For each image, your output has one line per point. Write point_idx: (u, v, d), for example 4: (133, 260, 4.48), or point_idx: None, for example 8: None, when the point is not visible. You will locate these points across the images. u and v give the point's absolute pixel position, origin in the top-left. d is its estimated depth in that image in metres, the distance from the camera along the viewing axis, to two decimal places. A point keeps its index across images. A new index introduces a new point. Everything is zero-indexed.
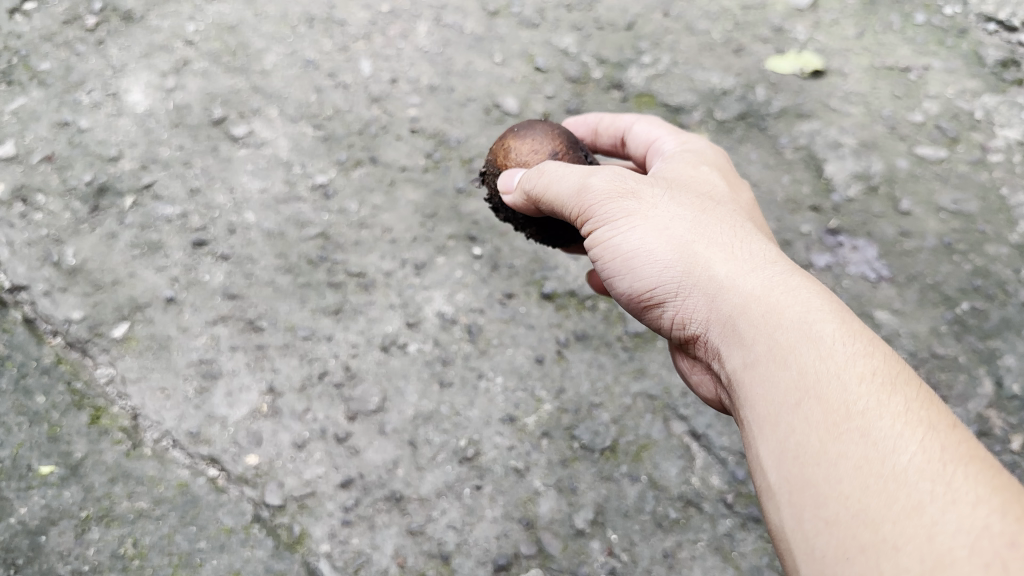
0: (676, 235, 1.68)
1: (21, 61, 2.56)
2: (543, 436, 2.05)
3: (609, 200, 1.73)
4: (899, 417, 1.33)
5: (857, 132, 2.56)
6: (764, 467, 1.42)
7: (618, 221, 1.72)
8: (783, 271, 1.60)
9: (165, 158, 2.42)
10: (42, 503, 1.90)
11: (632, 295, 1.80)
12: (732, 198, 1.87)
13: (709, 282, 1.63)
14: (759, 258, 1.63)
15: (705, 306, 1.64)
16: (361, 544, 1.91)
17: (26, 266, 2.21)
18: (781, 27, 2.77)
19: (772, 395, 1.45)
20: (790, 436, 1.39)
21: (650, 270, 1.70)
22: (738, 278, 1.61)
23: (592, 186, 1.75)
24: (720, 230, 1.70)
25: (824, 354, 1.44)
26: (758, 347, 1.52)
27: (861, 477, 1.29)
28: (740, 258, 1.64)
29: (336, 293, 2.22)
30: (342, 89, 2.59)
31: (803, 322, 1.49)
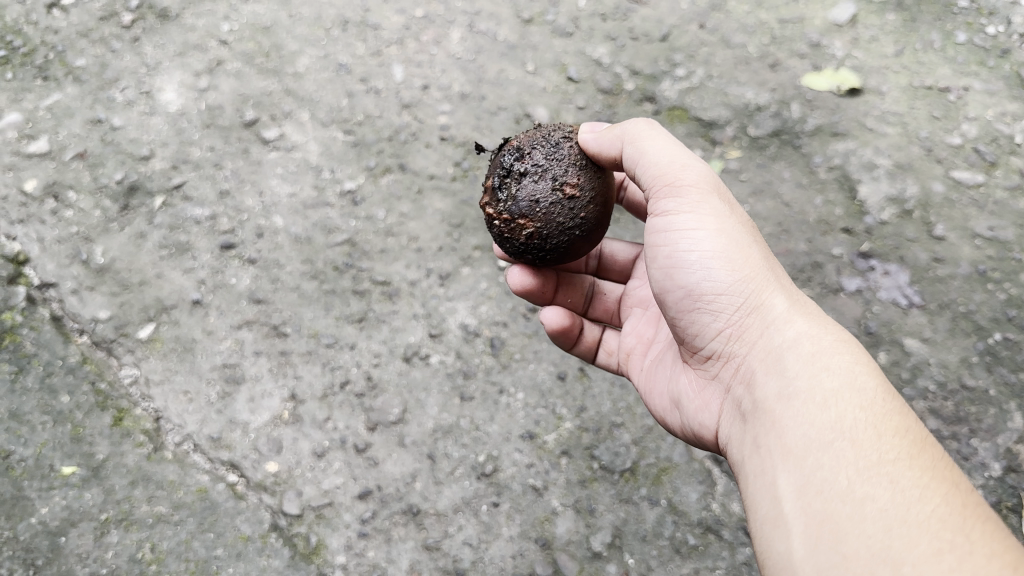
0: (755, 252, 1.64)
1: (57, 57, 2.58)
2: (562, 455, 2.04)
3: (706, 194, 1.66)
4: (926, 471, 1.31)
5: (893, 153, 2.51)
6: (782, 498, 1.38)
7: (706, 211, 1.65)
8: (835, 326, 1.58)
9: (196, 158, 2.43)
10: (64, 504, 1.92)
11: (667, 296, 1.70)
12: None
13: (768, 310, 1.59)
14: (814, 311, 1.62)
15: (756, 328, 1.58)
16: (377, 557, 1.92)
17: (56, 263, 2.23)
18: (818, 43, 2.73)
19: (805, 426, 1.41)
20: (816, 471, 1.35)
21: (713, 269, 1.61)
22: (795, 316, 1.58)
23: (693, 176, 1.68)
24: (783, 274, 1.68)
25: (863, 404, 1.41)
26: (803, 380, 1.47)
27: (885, 520, 1.25)
28: (801, 303, 1.61)
29: (361, 301, 2.22)
30: (374, 94, 2.59)
31: (848, 370, 1.46)
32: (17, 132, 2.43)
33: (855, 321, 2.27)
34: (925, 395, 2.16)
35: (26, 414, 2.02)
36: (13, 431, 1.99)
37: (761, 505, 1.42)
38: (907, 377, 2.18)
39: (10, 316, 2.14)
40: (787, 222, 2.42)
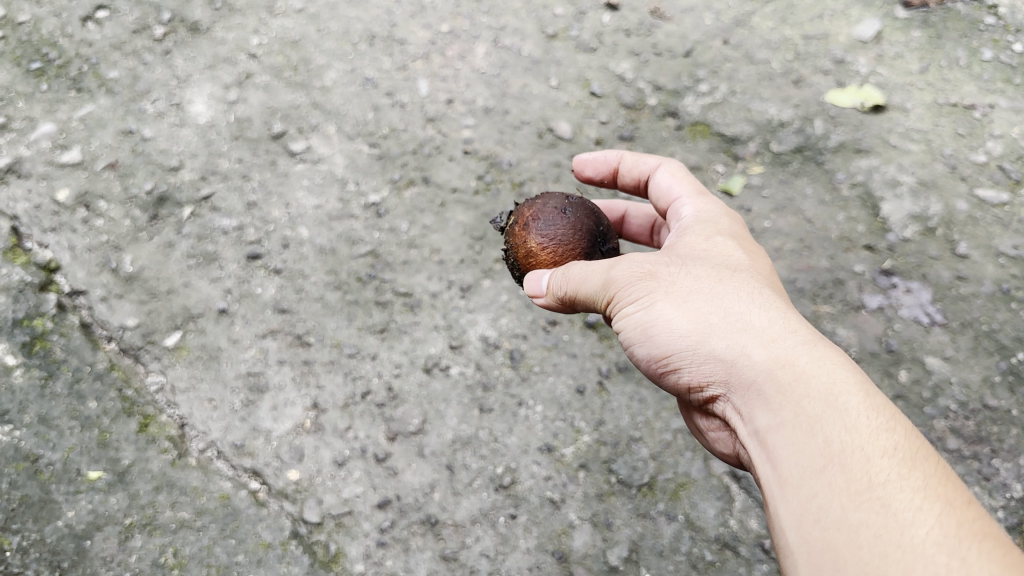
0: (692, 308, 1.61)
1: (91, 69, 2.63)
2: (580, 468, 2.05)
3: (630, 284, 1.66)
4: (919, 491, 1.30)
5: (916, 170, 2.51)
6: (782, 527, 1.39)
7: (633, 299, 1.65)
8: (808, 342, 1.53)
9: (224, 170, 2.47)
10: (89, 508, 1.94)
11: (647, 361, 1.75)
12: (751, 265, 1.73)
13: (727, 351, 1.56)
14: (775, 330, 1.56)
15: (721, 371, 1.58)
16: (395, 566, 1.93)
17: (86, 271, 2.27)
18: (843, 59, 2.73)
19: (795, 457, 1.41)
20: (811, 499, 1.35)
21: (663, 340, 1.63)
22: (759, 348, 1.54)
23: (615, 276, 1.68)
24: (736, 297, 1.61)
25: (848, 426, 1.39)
26: (785, 412, 1.46)
27: (880, 546, 1.25)
28: (758, 329, 1.56)
29: (383, 312, 2.25)
30: (399, 107, 2.62)
31: (828, 392, 1.44)
32: (51, 142, 2.48)
33: (876, 338, 2.26)
34: (947, 414, 2.14)
35: (54, 419, 2.04)
36: (42, 436, 2.01)
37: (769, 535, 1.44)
38: (928, 396, 2.17)
39: (40, 322, 2.16)
40: (809, 238, 2.42)
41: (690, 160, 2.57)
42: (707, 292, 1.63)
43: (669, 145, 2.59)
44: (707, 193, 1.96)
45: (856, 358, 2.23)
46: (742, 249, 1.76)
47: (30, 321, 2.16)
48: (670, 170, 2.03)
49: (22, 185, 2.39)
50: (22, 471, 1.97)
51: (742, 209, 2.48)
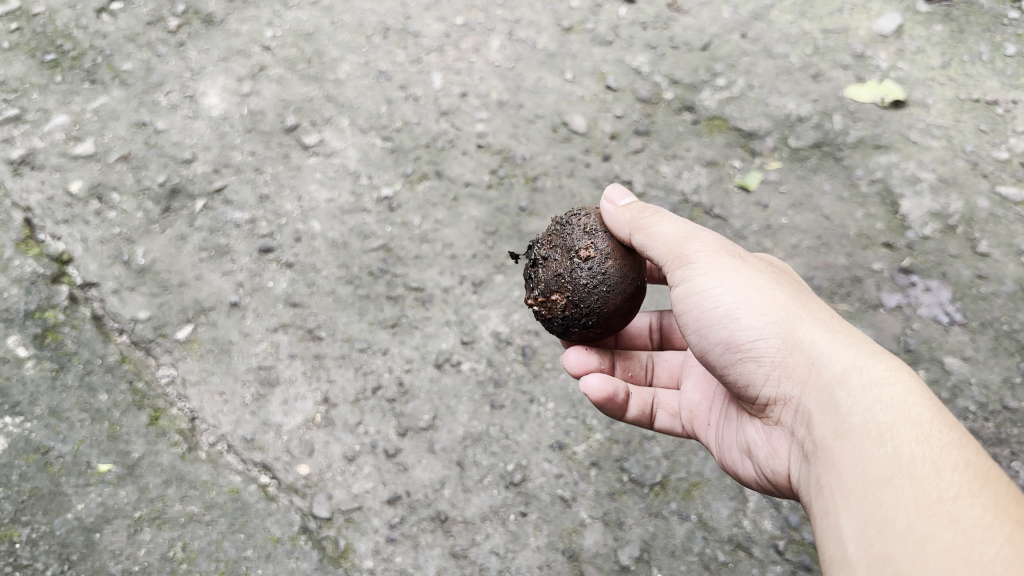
0: (776, 295, 1.63)
1: (105, 61, 2.63)
2: (592, 466, 2.02)
3: (715, 254, 1.68)
4: (990, 509, 1.25)
5: (937, 167, 2.47)
6: (845, 539, 1.35)
7: (718, 273, 1.66)
8: (886, 355, 1.53)
9: (237, 163, 2.46)
10: (99, 501, 1.94)
11: (710, 354, 1.71)
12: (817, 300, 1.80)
13: (810, 345, 1.56)
14: (856, 338, 1.57)
15: (801, 368, 1.56)
16: (404, 562, 1.92)
17: (98, 263, 2.27)
18: (862, 54, 2.69)
19: (863, 464, 1.39)
20: (876, 509, 1.32)
21: (742, 321, 1.62)
22: (839, 349, 1.54)
23: (697, 243, 1.70)
24: (815, 305, 1.65)
25: (919, 438, 1.37)
26: (856, 417, 1.44)
27: (946, 561, 1.20)
28: (840, 333, 1.58)
29: (394, 307, 2.23)
30: (413, 101, 2.61)
31: (900, 403, 1.42)
32: (65, 134, 2.48)
33: (894, 337, 2.23)
34: (965, 415, 2.11)
35: (65, 411, 2.04)
36: (52, 428, 2.01)
37: (826, 548, 1.39)
38: (947, 397, 2.13)
39: (52, 314, 2.16)
40: (827, 235, 2.38)
41: (706, 155, 2.54)
42: (789, 292, 1.66)
43: (685, 140, 2.56)
44: None
45: None
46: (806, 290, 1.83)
47: (42, 314, 2.16)
48: None
49: (36, 177, 2.39)
50: (32, 463, 1.97)
51: (759, 205, 2.45)
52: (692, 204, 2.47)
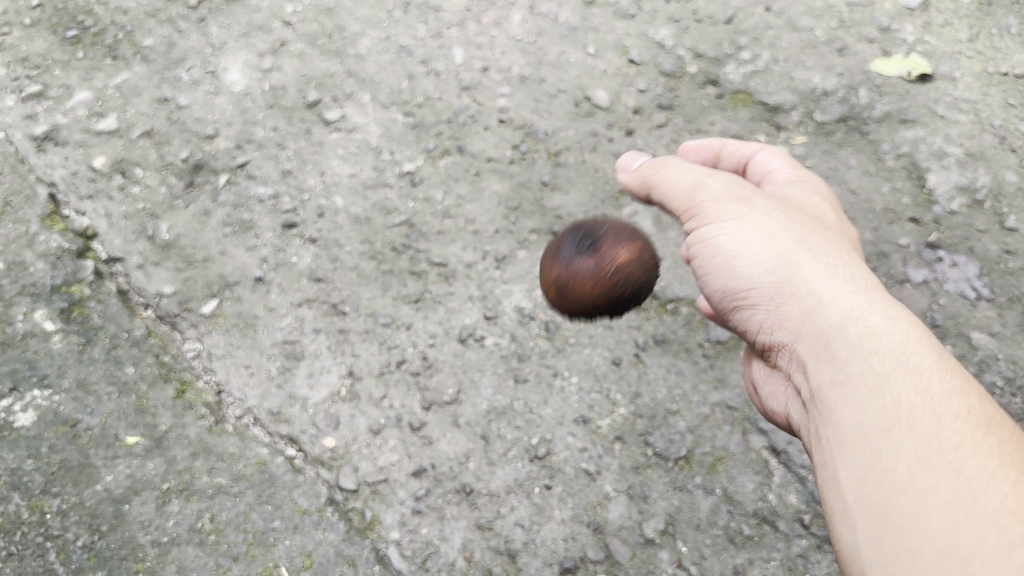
0: (778, 244, 1.63)
1: (127, 37, 2.63)
2: (616, 440, 2.02)
3: (722, 201, 1.68)
4: (994, 458, 1.27)
5: (964, 141, 2.44)
6: (843, 490, 1.37)
7: (724, 217, 1.68)
8: (884, 299, 1.53)
9: (259, 138, 2.46)
10: (127, 472, 1.95)
11: (714, 293, 1.77)
12: (840, 228, 1.73)
13: (805, 294, 1.58)
14: (857, 282, 1.56)
15: (798, 314, 1.59)
16: (430, 534, 1.92)
17: (123, 238, 2.28)
18: (889, 27, 2.66)
19: (861, 414, 1.41)
20: (876, 460, 1.34)
21: (742, 269, 1.66)
22: (837, 296, 1.54)
23: (710, 185, 1.71)
24: (823, 245, 1.63)
25: (918, 387, 1.38)
26: (852, 366, 1.46)
27: (949, 512, 1.22)
28: (839, 280, 1.57)
29: (418, 282, 2.24)
30: (434, 75, 2.60)
31: (898, 351, 1.44)
32: (88, 110, 2.48)
33: (920, 313, 2.20)
34: (991, 391, 2.09)
35: (92, 384, 2.05)
36: (80, 401, 2.03)
37: (824, 497, 1.42)
38: (973, 372, 2.12)
39: (78, 289, 2.17)
40: (853, 211, 2.35)
41: (730, 130, 2.52)
42: (794, 233, 1.64)
43: (709, 114, 2.54)
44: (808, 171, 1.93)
45: None
46: (826, 207, 1.77)
47: (68, 288, 2.17)
48: (772, 151, 1.99)
49: (59, 153, 2.40)
50: (61, 436, 1.99)
51: None
52: None
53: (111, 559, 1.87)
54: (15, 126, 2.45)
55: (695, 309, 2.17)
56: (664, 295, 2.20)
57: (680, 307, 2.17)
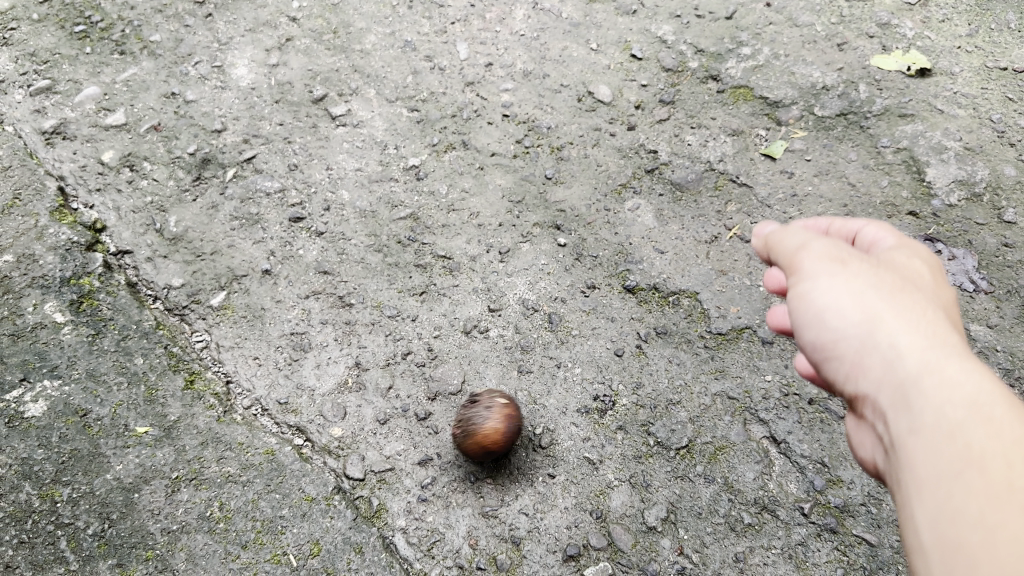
0: (857, 295, 1.40)
1: (134, 32, 2.75)
2: (618, 429, 2.01)
3: (814, 258, 1.48)
4: None
5: (963, 135, 2.46)
6: (917, 529, 1.19)
7: (813, 273, 1.46)
8: (961, 354, 1.29)
9: (266, 133, 2.55)
10: (137, 461, 1.92)
11: (806, 350, 1.53)
12: (940, 293, 1.46)
13: (886, 346, 1.35)
14: (936, 333, 1.34)
15: (876, 364, 1.36)
16: (435, 522, 1.89)
17: (131, 231, 2.31)
18: (888, 22, 2.75)
19: (927, 457, 1.23)
20: (942, 499, 1.16)
21: (829, 323, 1.42)
22: (918, 347, 1.32)
23: (795, 237, 1.55)
24: (906, 296, 1.40)
25: (992, 429, 1.17)
26: (927, 415, 1.25)
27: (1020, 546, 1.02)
28: (928, 337, 1.33)
29: (423, 275, 2.28)
30: (438, 71, 2.72)
31: (972, 398, 1.22)
32: (96, 104, 2.56)
33: None
34: None
35: (103, 374, 2.05)
36: (91, 391, 2.02)
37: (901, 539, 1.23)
38: None
39: (87, 281, 2.20)
40: (852, 204, 2.37)
41: (731, 125, 2.56)
42: (886, 291, 1.41)
43: (710, 110, 2.60)
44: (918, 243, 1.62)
45: None
46: (930, 266, 1.50)
47: (77, 281, 2.19)
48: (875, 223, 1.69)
49: (69, 147, 2.45)
50: (72, 425, 1.96)
51: (784, 173, 2.45)
52: (718, 172, 2.46)
53: (121, 547, 1.80)
54: (24, 120, 2.51)
55: (695, 301, 2.21)
56: (668, 286, 2.24)
57: (681, 299, 2.22)
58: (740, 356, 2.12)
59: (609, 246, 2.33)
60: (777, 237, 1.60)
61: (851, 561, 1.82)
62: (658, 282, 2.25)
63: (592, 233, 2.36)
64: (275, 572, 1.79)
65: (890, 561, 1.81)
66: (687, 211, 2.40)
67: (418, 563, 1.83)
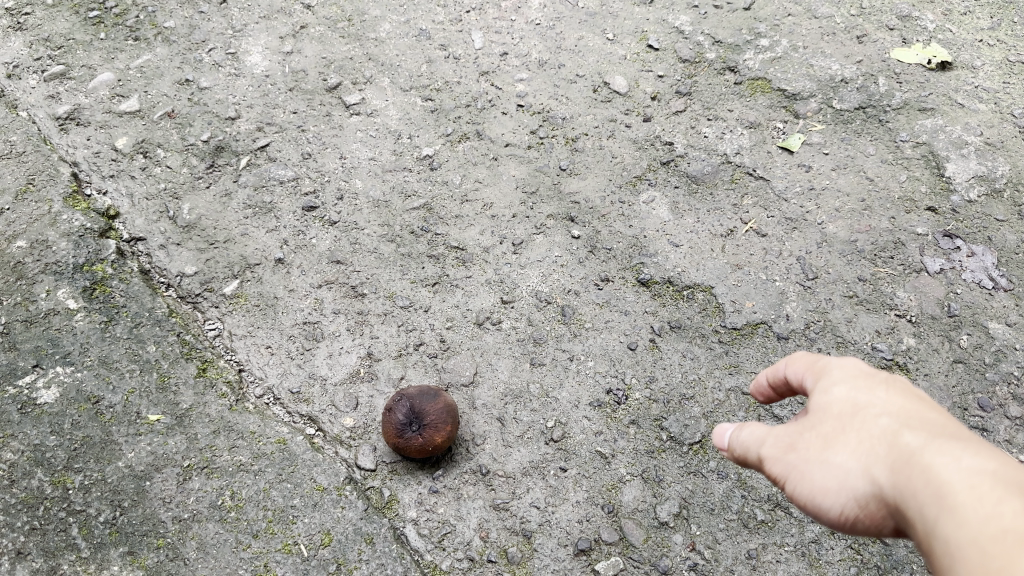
0: (803, 433, 1.24)
1: (148, 19, 2.76)
2: (631, 424, 2.00)
3: (742, 436, 1.33)
4: None
5: (983, 131, 2.43)
6: None
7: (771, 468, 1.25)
8: (897, 429, 1.14)
9: (280, 121, 2.54)
10: (149, 449, 1.91)
11: (829, 522, 1.19)
12: (891, 399, 1.20)
13: (834, 472, 1.17)
14: (896, 423, 1.15)
15: (862, 499, 1.14)
16: (446, 514, 1.88)
17: (144, 218, 2.31)
18: (909, 15, 2.73)
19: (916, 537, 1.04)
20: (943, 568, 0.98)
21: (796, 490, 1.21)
22: (858, 452, 1.16)
23: (729, 439, 1.36)
24: (840, 399, 1.24)
25: (945, 474, 1.02)
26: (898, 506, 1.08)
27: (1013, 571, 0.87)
28: (885, 431, 1.15)
29: (436, 266, 2.27)
30: (453, 60, 2.71)
31: (921, 466, 1.06)
32: (109, 90, 2.56)
33: (937, 301, 2.15)
34: (1009, 380, 2.01)
35: (114, 361, 2.03)
36: (103, 378, 2.00)
37: None
38: (990, 361, 2.04)
39: (101, 268, 2.18)
40: (870, 198, 2.35)
41: (748, 117, 2.54)
42: (807, 422, 1.25)
43: (727, 101, 2.58)
44: (858, 357, 1.30)
45: (915, 320, 2.12)
46: (852, 366, 1.28)
47: (90, 267, 2.18)
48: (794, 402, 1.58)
49: (83, 133, 2.45)
50: (84, 412, 1.95)
51: (801, 166, 2.43)
52: (734, 165, 2.44)
53: (132, 534, 1.79)
54: (37, 105, 2.51)
55: (710, 296, 2.20)
56: (681, 280, 2.23)
57: (696, 293, 2.20)
58: (754, 351, 2.09)
59: (623, 239, 2.31)
60: (733, 436, 1.35)
61: (864, 560, 1.80)
62: (672, 276, 2.23)
63: (606, 225, 2.34)
64: (287, 562, 1.78)
65: (904, 561, 1.80)
66: (702, 204, 2.38)
67: (428, 554, 1.82)
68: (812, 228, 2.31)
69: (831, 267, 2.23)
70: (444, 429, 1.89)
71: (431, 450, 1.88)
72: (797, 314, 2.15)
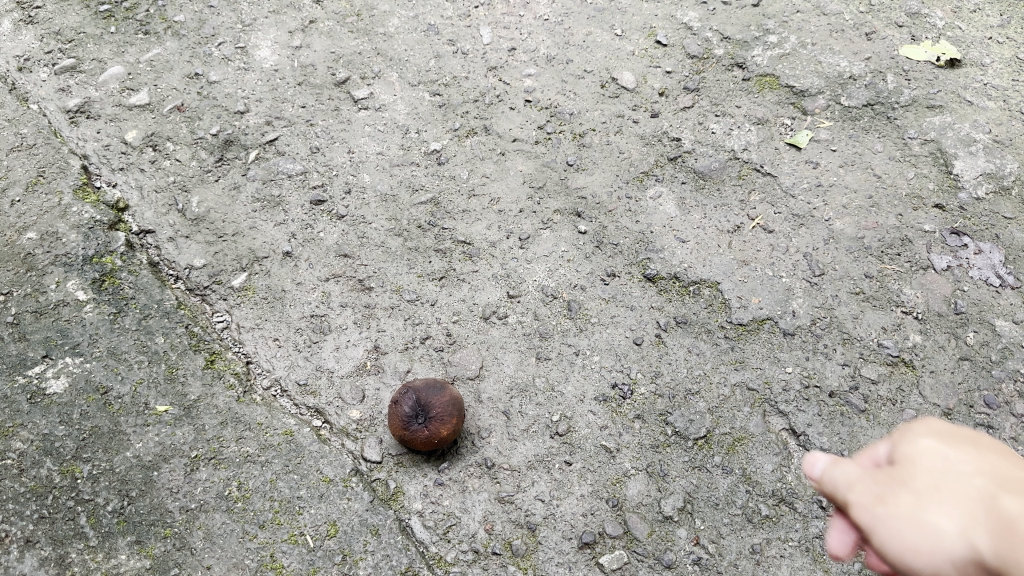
0: (893, 485, 1.12)
1: (159, 13, 2.77)
2: (636, 418, 2.00)
3: (825, 480, 1.20)
4: None
5: (991, 128, 2.43)
6: None
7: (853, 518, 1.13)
8: (999, 492, 1.04)
9: (289, 115, 2.56)
10: (157, 440, 1.92)
11: None
12: (987, 462, 1.12)
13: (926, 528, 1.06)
14: (997, 488, 1.06)
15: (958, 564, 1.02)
16: (451, 506, 1.88)
17: (153, 211, 2.33)
18: (917, 12, 2.73)
19: None
20: None
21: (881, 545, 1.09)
22: (953, 511, 1.05)
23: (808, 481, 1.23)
24: (932, 454, 1.14)
25: None
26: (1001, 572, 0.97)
27: None
28: (986, 493, 1.05)
29: (443, 260, 2.28)
30: (461, 55, 2.72)
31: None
32: (119, 84, 2.57)
33: (943, 298, 2.15)
34: (1015, 377, 2.01)
35: (123, 352, 2.04)
36: (112, 369, 2.01)
37: None
38: (996, 358, 2.04)
39: (110, 260, 2.19)
40: (877, 195, 2.34)
41: (756, 113, 2.54)
42: (895, 475, 1.14)
43: (735, 97, 2.58)
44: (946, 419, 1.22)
45: (922, 318, 2.12)
46: (943, 428, 1.19)
47: (99, 259, 2.19)
48: None
49: (93, 127, 2.47)
50: (92, 403, 1.96)
51: (808, 163, 2.43)
52: (742, 161, 2.44)
53: (139, 524, 1.81)
54: (48, 98, 2.53)
55: (717, 291, 2.20)
56: (687, 276, 2.23)
57: (702, 289, 2.20)
58: (760, 347, 2.10)
59: (630, 234, 2.31)
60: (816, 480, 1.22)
61: None
62: (678, 272, 2.24)
63: (612, 220, 2.34)
64: (292, 552, 1.79)
65: None
66: (709, 201, 2.38)
67: (433, 546, 1.83)
68: (819, 224, 2.30)
69: (837, 264, 2.23)
70: (449, 421, 1.89)
71: (437, 442, 1.89)
72: (804, 310, 2.15)
